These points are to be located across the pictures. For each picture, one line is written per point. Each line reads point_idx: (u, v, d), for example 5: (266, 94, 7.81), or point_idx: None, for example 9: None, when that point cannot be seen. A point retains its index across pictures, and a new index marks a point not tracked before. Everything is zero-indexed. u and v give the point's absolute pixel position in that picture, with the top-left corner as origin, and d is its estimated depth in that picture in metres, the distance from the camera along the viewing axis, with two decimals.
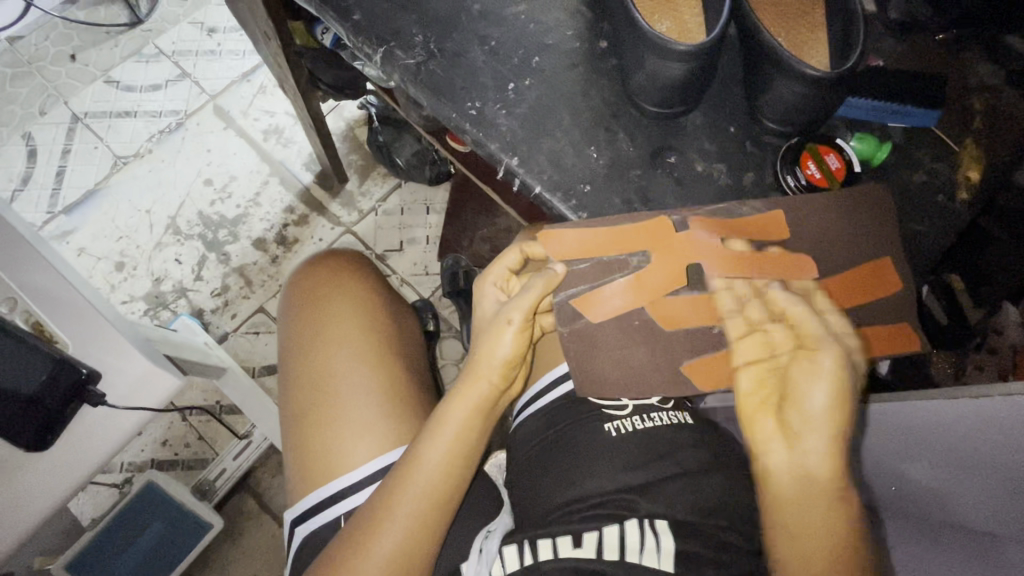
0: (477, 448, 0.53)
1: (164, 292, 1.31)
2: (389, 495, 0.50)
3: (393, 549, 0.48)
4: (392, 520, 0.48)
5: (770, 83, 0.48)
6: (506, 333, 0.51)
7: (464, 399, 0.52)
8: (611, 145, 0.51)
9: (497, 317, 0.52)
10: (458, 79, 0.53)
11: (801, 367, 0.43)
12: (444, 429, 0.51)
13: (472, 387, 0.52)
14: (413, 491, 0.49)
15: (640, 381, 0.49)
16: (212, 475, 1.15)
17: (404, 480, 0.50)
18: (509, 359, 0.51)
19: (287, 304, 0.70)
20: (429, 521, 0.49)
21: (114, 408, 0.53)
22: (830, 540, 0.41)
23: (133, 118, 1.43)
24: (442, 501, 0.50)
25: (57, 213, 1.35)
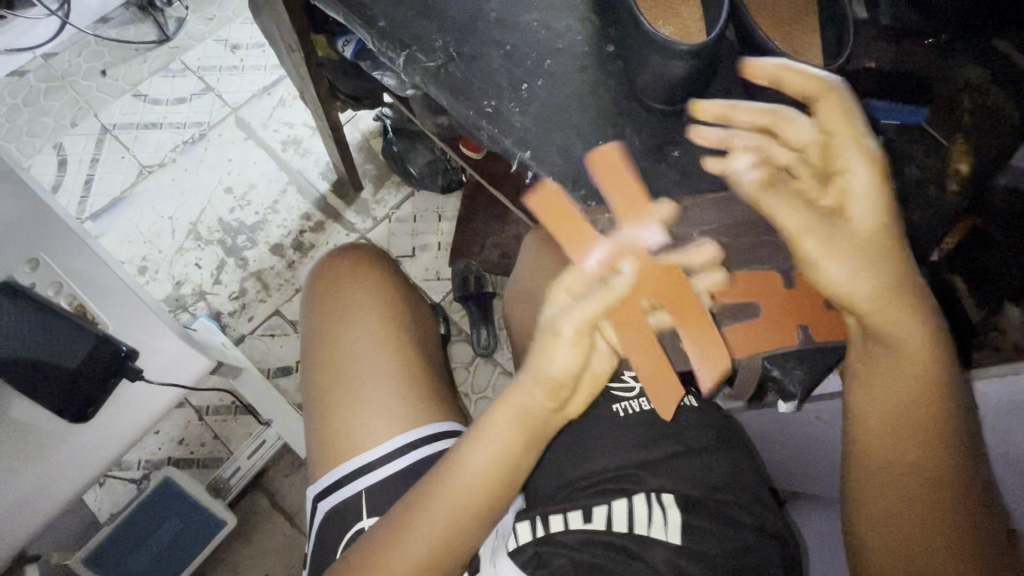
0: (524, 460, 0.49)
1: (184, 294, 1.35)
2: (423, 498, 0.49)
3: (423, 553, 0.48)
4: (425, 523, 0.48)
5: (766, 81, 0.52)
6: (558, 344, 0.45)
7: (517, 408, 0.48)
8: (618, 141, 0.55)
9: (546, 326, 0.46)
10: (475, 81, 0.57)
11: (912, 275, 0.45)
12: (486, 439, 0.48)
13: (521, 397, 0.48)
14: (451, 496, 0.48)
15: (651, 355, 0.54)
16: (227, 472, 1.17)
17: (438, 485, 0.49)
18: (564, 372, 0.45)
19: (311, 294, 0.73)
20: (463, 527, 0.48)
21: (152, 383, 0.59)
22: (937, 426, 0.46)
23: (159, 130, 1.49)
24: (475, 512, 0.48)
25: (84, 218, 1.40)
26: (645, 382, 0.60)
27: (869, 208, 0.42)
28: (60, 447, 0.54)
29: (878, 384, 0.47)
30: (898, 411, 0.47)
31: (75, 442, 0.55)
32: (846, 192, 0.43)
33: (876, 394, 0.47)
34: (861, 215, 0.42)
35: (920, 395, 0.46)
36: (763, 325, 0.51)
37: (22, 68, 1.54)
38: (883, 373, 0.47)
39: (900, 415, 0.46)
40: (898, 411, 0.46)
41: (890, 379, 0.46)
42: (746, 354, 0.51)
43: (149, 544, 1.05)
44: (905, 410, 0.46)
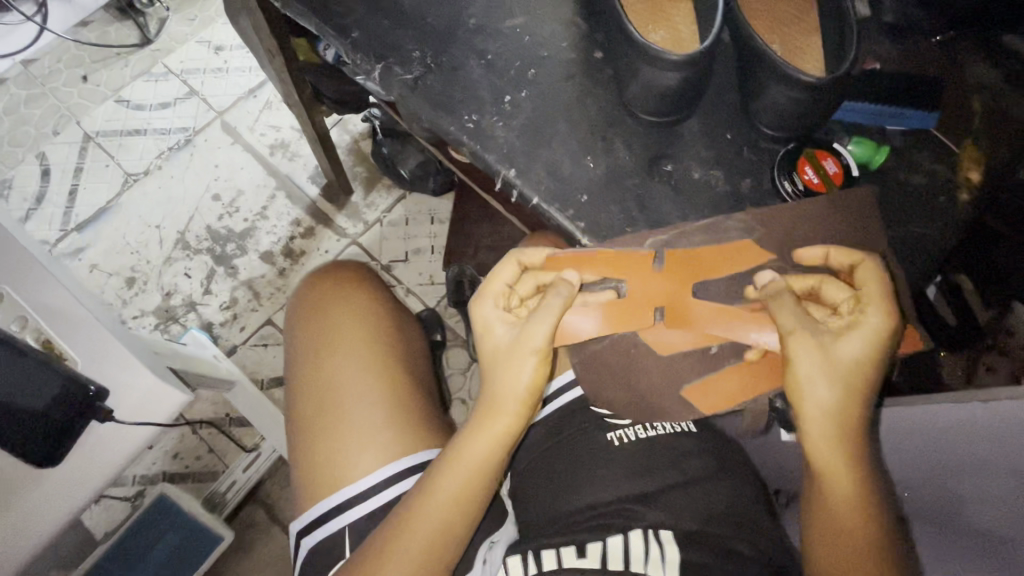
0: (494, 478, 0.51)
1: (174, 306, 1.33)
2: (404, 522, 0.49)
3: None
4: (404, 549, 0.48)
5: (763, 89, 0.49)
6: (524, 360, 0.49)
7: (490, 429, 0.50)
8: (608, 154, 0.51)
9: (510, 348, 0.49)
10: (455, 93, 0.54)
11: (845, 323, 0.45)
12: (463, 459, 0.50)
13: (495, 421, 0.50)
14: (428, 515, 0.49)
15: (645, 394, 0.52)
16: (223, 487, 1.17)
17: (418, 506, 0.50)
18: (529, 390, 0.49)
19: (292, 318, 0.70)
20: (439, 548, 0.49)
21: (122, 423, 0.55)
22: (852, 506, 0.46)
23: (142, 136, 1.45)
24: (450, 530, 0.49)
25: (69, 230, 1.37)
26: None
27: (862, 343, 0.44)
28: (32, 490, 0.52)
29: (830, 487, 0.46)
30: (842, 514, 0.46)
31: (47, 484, 0.52)
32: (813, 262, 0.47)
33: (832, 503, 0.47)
34: (853, 347, 0.44)
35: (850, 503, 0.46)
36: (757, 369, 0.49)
37: None
38: (829, 493, 0.46)
39: (840, 519, 0.47)
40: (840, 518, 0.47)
41: (833, 500, 0.46)
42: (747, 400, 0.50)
43: (145, 562, 1.03)
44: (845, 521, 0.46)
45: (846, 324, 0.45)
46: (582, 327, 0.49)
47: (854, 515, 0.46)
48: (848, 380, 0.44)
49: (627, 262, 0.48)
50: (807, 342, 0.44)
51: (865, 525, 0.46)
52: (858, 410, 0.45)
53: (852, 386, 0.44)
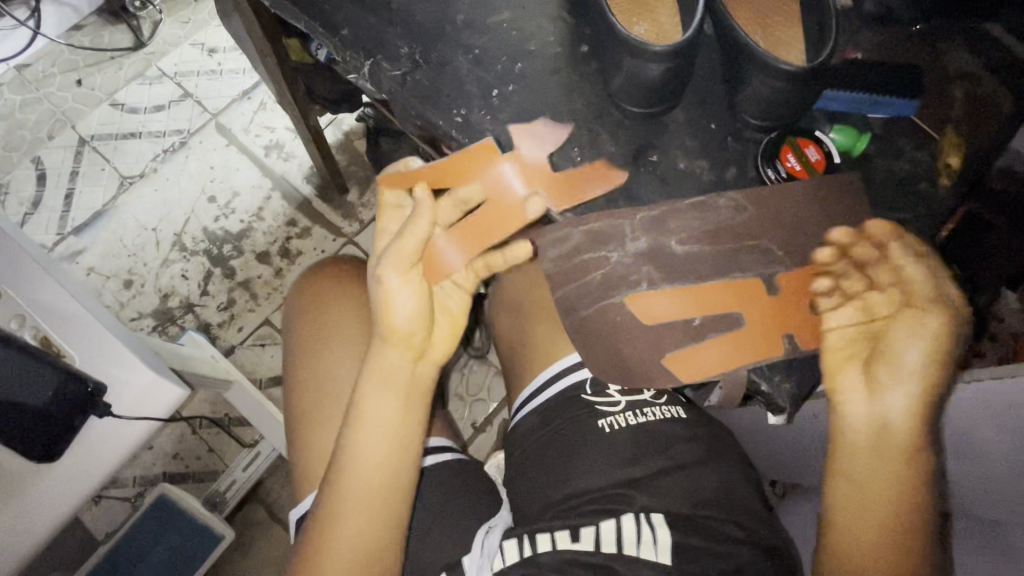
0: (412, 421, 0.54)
1: (172, 307, 1.33)
2: (342, 472, 0.52)
3: (363, 521, 0.51)
4: (353, 489, 0.51)
5: (747, 78, 0.49)
6: (398, 300, 0.53)
7: (385, 371, 0.54)
8: (595, 146, 0.52)
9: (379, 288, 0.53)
10: (444, 88, 0.55)
11: (909, 320, 0.48)
12: (376, 411, 0.53)
13: (387, 360, 0.54)
14: (361, 469, 0.52)
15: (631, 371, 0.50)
16: (222, 486, 1.17)
17: (349, 452, 0.52)
18: (408, 327, 0.53)
19: (289, 311, 0.71)
20: (386, 508, 0.52)
21: (121, 418, 0.55)
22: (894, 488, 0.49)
23: (138, 139, 1.46)
24: (384, 483, 0.52)
25: (66, 234, 1.38)
26: (631, 395, 0.58)
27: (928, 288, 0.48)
28: (30, 485, 0.53)
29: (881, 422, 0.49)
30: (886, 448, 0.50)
31: (46, 479, 0.53)
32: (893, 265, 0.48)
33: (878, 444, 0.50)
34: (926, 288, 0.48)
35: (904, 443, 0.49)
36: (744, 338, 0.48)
37: None
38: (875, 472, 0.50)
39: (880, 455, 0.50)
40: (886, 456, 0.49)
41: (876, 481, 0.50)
42: (732, 371, 0.48)
43: (147, 561, 1.04)
44: (890, 469, 0.50)
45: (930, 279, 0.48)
46: (450, 255, 0.54)
47: (905, 491, 0.49)
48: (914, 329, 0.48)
49: (504, 199, 0.51)
50: (899, 301, 0.48)
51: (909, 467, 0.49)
52: (931, 363, 0.47)
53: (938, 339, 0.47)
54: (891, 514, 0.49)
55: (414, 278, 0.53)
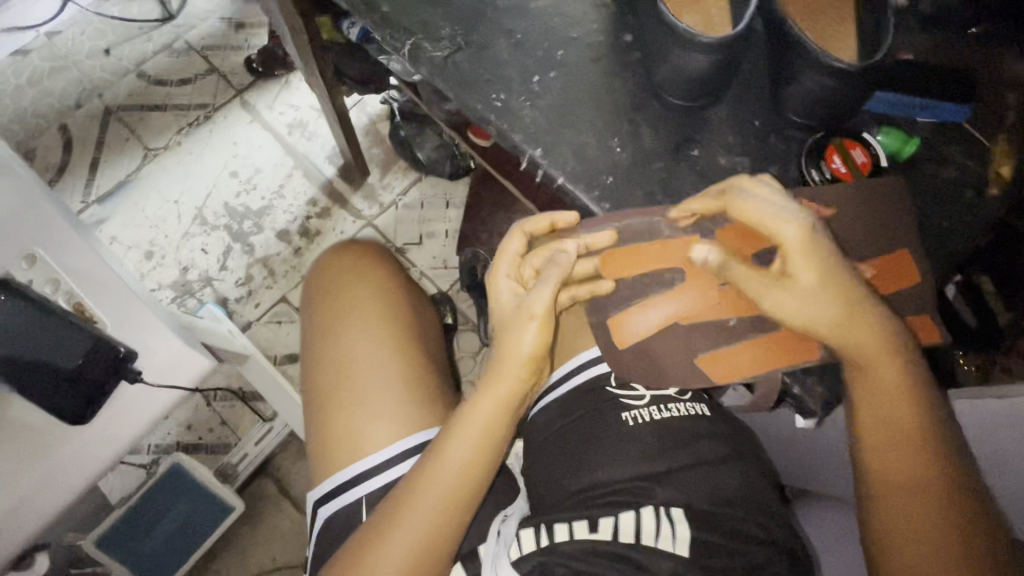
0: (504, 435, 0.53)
1: (191, 280, 1.35)
2: (413, 484, 0.51)
3: (420, 531, 0.49)
4: (419, 504, 0.50)
5: (796, 75, 0.48)
6: (527, 326, 0.51)
7: (495, 396, 0.52)
8: (634, 137, 0.51)
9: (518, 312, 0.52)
10: (483, 72, 0.54)
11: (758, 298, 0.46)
12: (470, 427, 0.52)
13: (497, 385, 0.52)
14: (439, 479, 0.51)
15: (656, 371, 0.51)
16: (235, 459, 1.20)
17: (432, 467, 0.51)
18: (532, 353, 0.51)
19: (311, 291, 0.72)
20: (449, 517, 0.50)
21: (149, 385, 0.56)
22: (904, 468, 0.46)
23: (163, 112, 1.47)
24: (460, 495, 0.51)
25: (91, 202, 1.39)
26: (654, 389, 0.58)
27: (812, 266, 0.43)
28: (59, 447, 0.53)
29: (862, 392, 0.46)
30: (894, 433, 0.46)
31: (77, 441, 0.54)
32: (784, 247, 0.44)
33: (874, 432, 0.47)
34: (803, 274, 0.43)
35: (908, 429, 0.46)
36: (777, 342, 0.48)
37: (26, 47, 1.51)
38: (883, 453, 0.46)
39: (896, 445, 0.46)
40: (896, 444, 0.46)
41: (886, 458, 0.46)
42: (761, 372, 0.48)
43: (160, 526, 1.07)
44: (894, 460, 0.46)
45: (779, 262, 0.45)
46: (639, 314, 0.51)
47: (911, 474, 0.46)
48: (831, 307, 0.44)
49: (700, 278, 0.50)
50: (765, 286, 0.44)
51: (922, 459, 0.45)
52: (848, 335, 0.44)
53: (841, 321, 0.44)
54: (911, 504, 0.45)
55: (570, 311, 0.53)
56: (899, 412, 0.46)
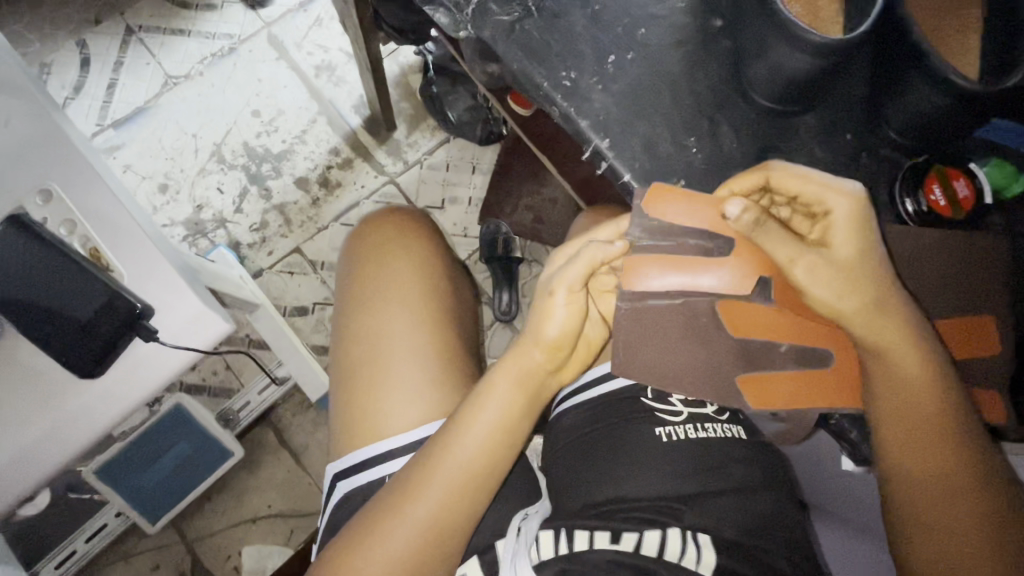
0: (522, 426, 0.50)
1: (205, 220, 1.31)
2: (421, 473, 0.49)
3: (427, 519, 0.47)
4: (431, 483, 0.48)
5: (909, 88, 0.42)
6: (557, 303, 0.46)
7: (515, 370, 0.49)
8: (713, 138, 0.47)
9: (546, 289, 0.48)
10: (554, 45, 0.49)
11: (821, 266, 0.39)
12: (487, 402, 0.49)
13: (516, 360, 0.49)
14: (457, 460, 0.48)
15: (687, 381, 0.44)
16: (236, 406, 1.18)
17: (451, 445, 0.49)
18: (559, 337, 0.47)
19: (345, 259, 0.68)
20: (461, 504, 0.48)
21: (164, 345, 0.51)
22: (923, 451, 0.42)
23: (186, 38, 1.39)
24: (476, 479, 0.49)
25: (106, 126, 1.34)
26: (692, 407, 0.56)
27: (848, 232, 0.39)
28: (65, 397, 0.50)
29: (891, 379, 0.41)
30: (918, 432, 0.42)
31: (81, 394, 0.50)
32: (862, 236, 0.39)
33: (892, 433, 0.42)
34: (843, 242, 0.39)
35: (927, 415, 0.42)
36: (826, 377, 0.44)
37: None
38: (895, 437, 0.42)
39: (920, 430, 0.42)
40: (921, 443, 0.42)
41: (906, 440, 0.42)
42: (810, 407, 0.43)
43: (159, 463, 1.07)
44: (917, 440, 0.42)
45: (818, 232, 0.40)
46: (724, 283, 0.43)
47: (926, 459, 0.42)
48: (859, 297, 0.39)
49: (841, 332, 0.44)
50: (815, 264, 0.39)
51: (941, 445, 0.42)
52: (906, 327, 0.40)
53: (878, 308, 0.39)
54: (932, 487, 0.42)
55: (581, 299, 0.46)
56: (922, 398, 0.41)
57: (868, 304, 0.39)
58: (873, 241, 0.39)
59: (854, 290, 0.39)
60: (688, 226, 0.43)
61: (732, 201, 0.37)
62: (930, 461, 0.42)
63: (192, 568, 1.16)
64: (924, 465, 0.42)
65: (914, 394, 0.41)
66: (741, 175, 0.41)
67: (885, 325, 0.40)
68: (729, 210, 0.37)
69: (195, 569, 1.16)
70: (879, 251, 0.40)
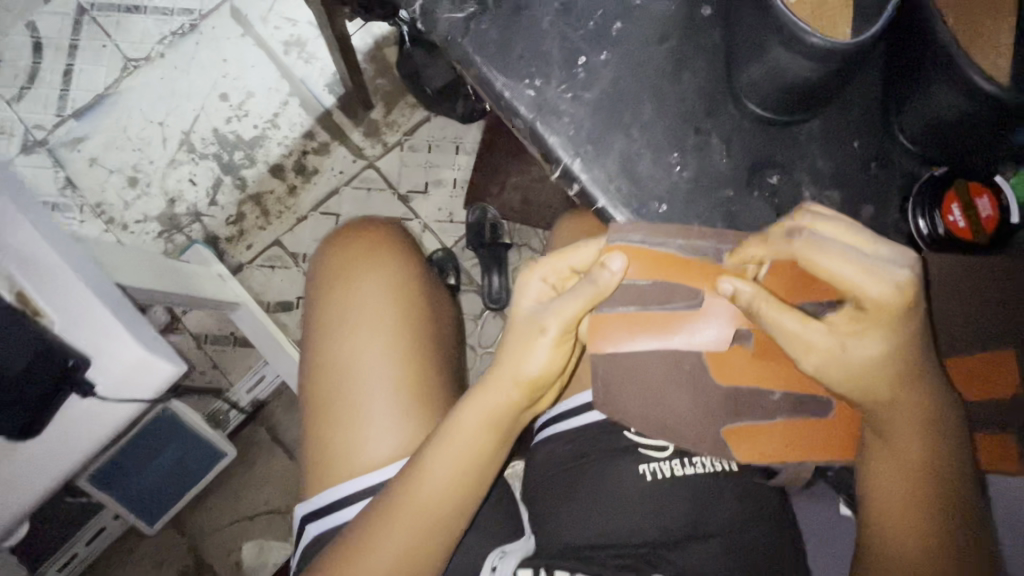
0: (496, 459, 0.46)
1: (178, 214, 1.24)
2: (381, 514, 0.45)
3: (389, 563, 0.44)
4: (394, 523, 0.44)
5: (927, 91, 0.37)
6: (539, 343, 0.41)
7: (486, 409, 0.44)
8: (700, 152, 0.41)
9: (526, 321, 0.42)
10: (516, 45, 0.42)
11: (827, 351, 0.36)
12: (453, 443, 0.44)
13: (486, 395, 0.44)
14: (418, 498, 0.44)
15: (675, 428, 0.40)
16: (226, 405, 1.16)
17: (411, 484, 0.45)
18: (539, 376, 0.42)
19: (313, 282, 0.62)
20: (426, 541, 0.44)
21: (103, 400, 0.48)
22: (906, 511, 0.39)
23: (143, 15, 1.29)
24: (445, 515, 0.45)
25: (66, 116, 1.25)
26: None
27: (879, 334, 0.36)
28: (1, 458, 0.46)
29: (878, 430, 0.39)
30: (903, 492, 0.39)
31: (20, 453, 0.47)
32: (881, 327, 0.36)
33: (877, 486, 0.39)
34: (869, 343, 0.36)
35: (913, 470, 0.38)
36: (823, 427, 0.40)
37: None
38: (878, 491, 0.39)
39: (903, 485, 0.39)
40: (906, 504, 0.39)
41: (887, 494, 0.39)
42: (802, 459, 0.39)
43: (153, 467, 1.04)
44: (902, 497, 0.39)
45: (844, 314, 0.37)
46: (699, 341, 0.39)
47: (910, 520, 0.38)
48: (869, 381, 0.37)
49: None
50: (819, 347, 0.36)
51: (926, 504, 0.38)
52: (903, 389, 0.37)
53: (875, 381, 0.37)
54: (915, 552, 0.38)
55: (566, 341, 0.41)
56: (913, 453, 0.38)
57: (864, 380, 0.37)
58: (905, 336, 0.36)
59: (862, 367, 0.36)
60: (659, 278, 0.39)
61: (724, 280, 0.36)
62: (915, 521, 0.38)
63: (194, 566, 1.16)
64: (906, 527, 0.39)
65: (904, 449, 0.38)
66: (773, 230, 0.37)
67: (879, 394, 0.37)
68: (724, 286, 0.36)
69: (198, 567, 1.16)
70: (907, 346, 0.36)
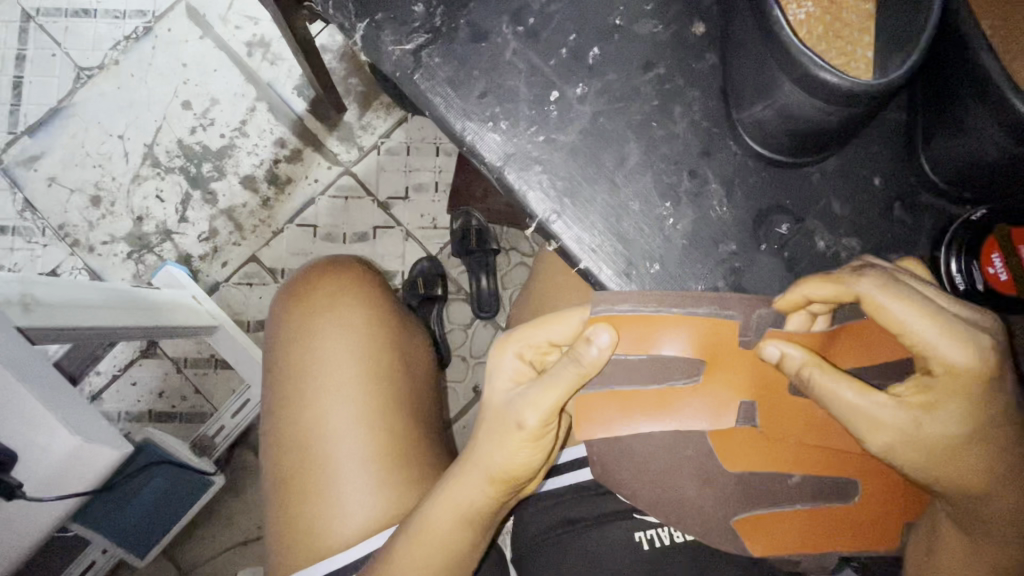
0: (473, 553, 0.42)
1: (148, 233, 1.07)
2: None
3: None
4: None
5: (963, 126, 0.31)
6: (516, 437, 0.36)
7: (457, 504, 0.39)
8: (697, 199, 0.35)
9: (502, 409, 0.36)
10: (479, 81, 0.36)
11: (908, 439, 0.32)
12: (425, 541, 0.39)
13: (458, 488, 0.38)
14: None
15: (690, 517, 0.37)
16: (208, 432, 0.87)
17: None
18: (518, 470, 0.37)
19: (271, 340, 0.56)
20: None
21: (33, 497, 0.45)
22: None
23: (93, 19, 1.11)
24: None
25: (18, 134, 1.08)
26: None
27: (960, 418, 0.31)
28: None
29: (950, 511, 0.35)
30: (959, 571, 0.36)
31: None
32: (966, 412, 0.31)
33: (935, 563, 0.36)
34: (945, 426, 0.31)
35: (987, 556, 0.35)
36: (848, 513, 0.36)
37: None
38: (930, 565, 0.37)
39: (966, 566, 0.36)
40: None
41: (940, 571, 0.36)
42: (820, 550, 0.37)
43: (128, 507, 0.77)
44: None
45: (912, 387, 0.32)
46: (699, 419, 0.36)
47: None
48: (949, 469, 0.32)
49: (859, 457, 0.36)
50: (896, 435, 0.32)
51: None
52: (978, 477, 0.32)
53: (951, 464, 0.32)
54: None
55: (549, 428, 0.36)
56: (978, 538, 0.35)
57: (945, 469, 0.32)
58: (988, 419, 0.32)
59: (940, 456, 0.32)
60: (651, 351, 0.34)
61: (769, 344, 0.33)
62: None
63: None
64: None
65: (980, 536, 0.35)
66: (819, 279, 0.32)
67: (961, 484, 0.33)
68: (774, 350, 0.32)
69: None
70: (990, 430, 0.32)
